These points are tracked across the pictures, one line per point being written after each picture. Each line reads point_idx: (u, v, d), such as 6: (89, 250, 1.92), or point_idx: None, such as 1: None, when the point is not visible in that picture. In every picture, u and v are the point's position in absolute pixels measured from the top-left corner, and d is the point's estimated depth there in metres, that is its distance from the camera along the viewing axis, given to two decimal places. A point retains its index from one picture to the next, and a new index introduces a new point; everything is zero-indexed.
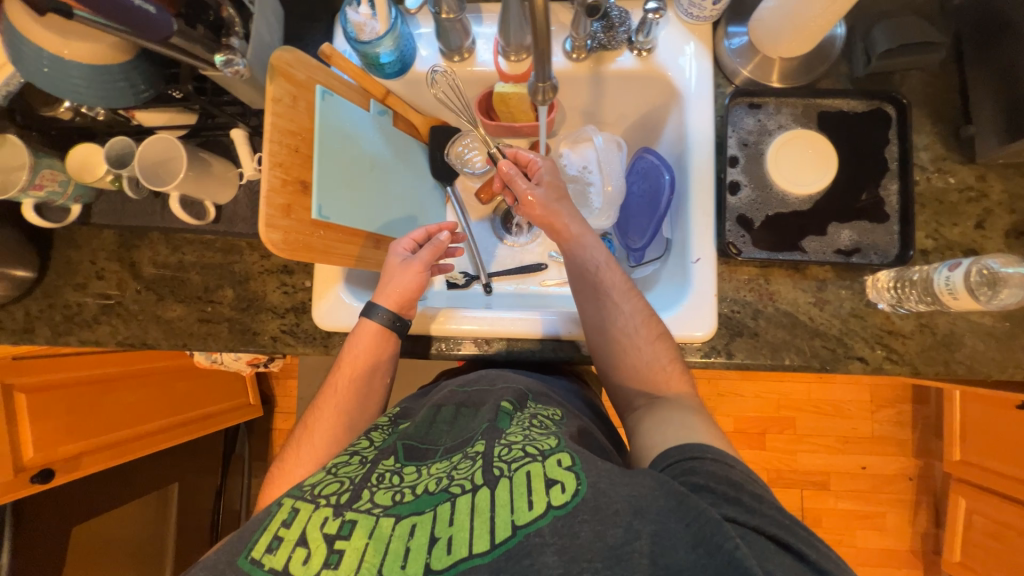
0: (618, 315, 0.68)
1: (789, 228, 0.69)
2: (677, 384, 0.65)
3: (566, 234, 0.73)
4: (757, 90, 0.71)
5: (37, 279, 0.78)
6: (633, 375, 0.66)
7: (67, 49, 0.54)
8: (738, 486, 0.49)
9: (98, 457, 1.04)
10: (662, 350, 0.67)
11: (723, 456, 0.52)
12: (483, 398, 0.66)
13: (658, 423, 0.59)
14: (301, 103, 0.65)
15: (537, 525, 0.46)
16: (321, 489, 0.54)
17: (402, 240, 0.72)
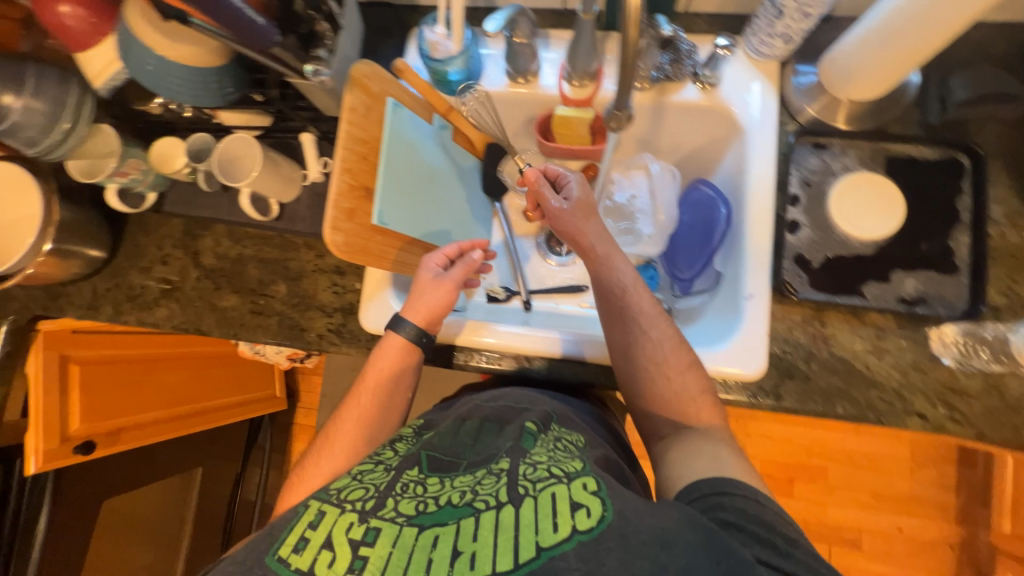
0: (646, 342, 0.64)
1: (849, 272, 0.67)
2: (709, 415, 0.62)
3: (593, 254, 0.69)
4: (823, 130, 0.70)
5: (107, 259, 0.82)
6: (662, 404, 0.63)
7: (171, 51, 0.58)
8: (770, 527, 0.49)
9: (136, 434, 1.07)
10: (693, 380, 0.63)
11: (754, 494, 0.52)
12: (508, 415, 0.65)
13: (688, 453, 0.59)
14: (373, 113, 0.67)
15: (562, 549, 0.44)
16: (346, 494, 0.53)
17: (434, 256, 0.69)
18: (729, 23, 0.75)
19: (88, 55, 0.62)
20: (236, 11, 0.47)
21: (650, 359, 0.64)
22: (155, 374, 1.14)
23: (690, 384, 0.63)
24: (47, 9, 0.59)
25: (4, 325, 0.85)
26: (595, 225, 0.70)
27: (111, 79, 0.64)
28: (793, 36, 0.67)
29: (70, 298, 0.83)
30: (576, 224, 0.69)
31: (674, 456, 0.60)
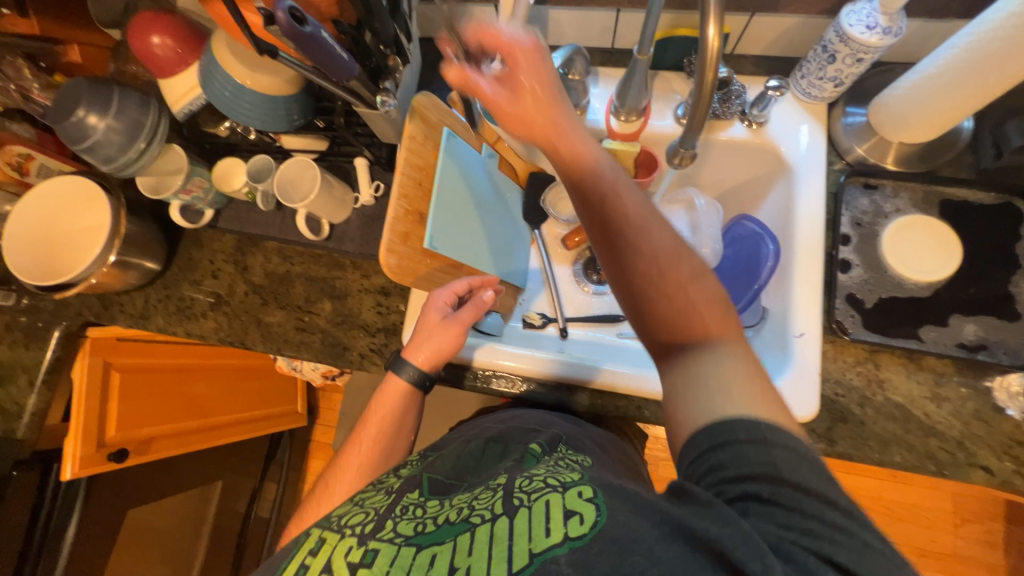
0: (633, 247, 0.49)
1: (905, 315, 0.65)
2: (723, 330, 0.47)
3: (558, 148, 0.52)
4: (873, 170, 0.70)
5: (162, 271, 0.85)
6: (662, 321, 0.48)
7: (251, 80, 0.62)
8: (781, 482, 0.37)
9: (165, 444, 1.08)
10: (698, 289, 0.48)
11: (761, 433, 0.39)
12: (513, 439, 0.65)
13: (691, 390, 0.44)
14: (430, 142, 0.70)
15: (553, 554, 0.38)
16: (347, 519, 0.49)
17: (441, 293, 0.66)
18: (776, 66, 0.77)
19: (171, 82, 0.66)
20: (330, 49, 0.50)
21: (637, 267, 0.49)
22: (187, 384, 1.15)
23: (694, 292, 0.48)
24: (139, 39, 0.63)
25: (57, 330, 0.87)
26: (560, 106, 0.52)
27: (189, 104, 0.67)
28: (844, 80, 0.68)
29: (122, 306, 0.85)
30: (531, 107, 0.51)
31: (679, 389, 0.46)
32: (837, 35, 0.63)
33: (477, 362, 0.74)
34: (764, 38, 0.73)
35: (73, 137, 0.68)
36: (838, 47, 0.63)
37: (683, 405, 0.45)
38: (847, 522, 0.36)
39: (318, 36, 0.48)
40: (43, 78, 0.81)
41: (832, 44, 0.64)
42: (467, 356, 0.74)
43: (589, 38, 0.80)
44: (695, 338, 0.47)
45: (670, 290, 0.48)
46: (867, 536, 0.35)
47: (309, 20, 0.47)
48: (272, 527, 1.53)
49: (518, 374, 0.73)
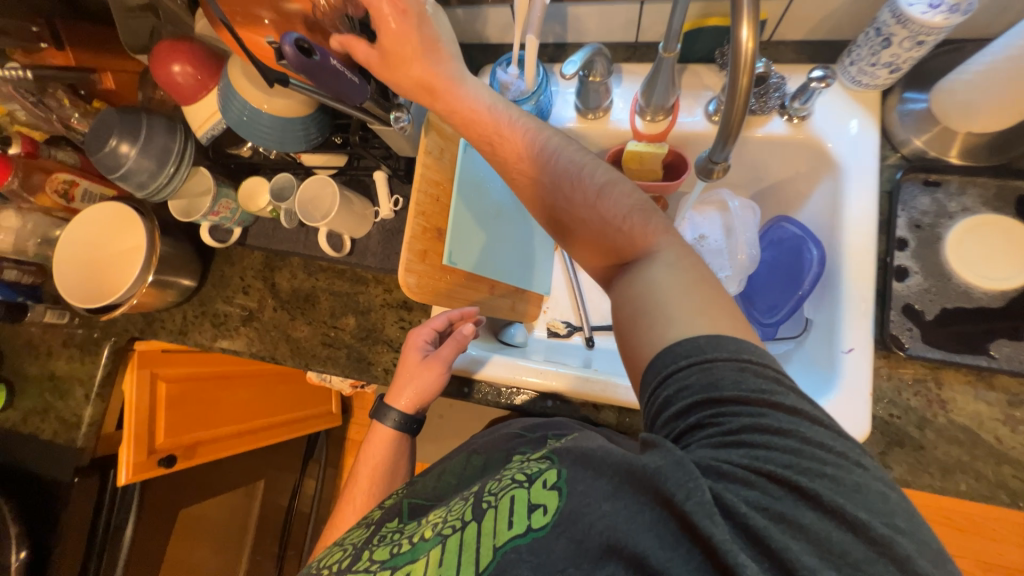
0: (549, 186, 0.52)
1: (973, 328, 0.59)
2: (650, 236, 0.49)
3: (465, 112, 0.55)
4: (937, 165, 0.63)
5: (197, 288, 0.88)
6: (597, 251, 0.51)
7: (267, 104, 0.62)
8: (719, 402, 0.38)
9: (210, 448, 1.14)
10: (611, 208, 0.50)
11: (701, 353, 0.40)
12: (497, 448, 0.65)
13: (640, 319, 0.45)
14: (446, 155, 0.69)
15: (514, 544, 0.40)
16: (326, 559, 0.54)
17: (421, 332, 0.68)
18: (820, 51, 0.70)
19: (194, 109, 0.68)
20: (339, 73, 0.49)
21: (555, 209, 0.53)
22: (228, 390, 1.21)
23: (613, 211, 0.50)
24: (161, 69, 0.64)
25: (108, 344, 0.93)
26: (451, 65, 0.55)
27: (211, 129, 0.68)
28: (901, 65, 0.60)
29: (163, 323, 0.89)
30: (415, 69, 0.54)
31: (630, 317, 0.46)
32: (893, 16, 0.56)
33: (499, 378, 0.72)
34: (806, 22, 0.66)
35: (108, 167, 0.71)
36: (894, 31, 0.56)
37: (634, 332, 0.45)
38: (781, 428, 0.37)
39: (327, 64, 0.47)
40: (82, 106, 0.86)
41: (887, 26, 0.57)
42: (489, 373, 0.73)
43: (611, 34, 0.76)
44: (628, 256, 0.49)
45: (588, 217, 0.51)
46: (803, 435, 0.36)
47: (316, 49, 0.46)
48: (312, 521, 1.60)
49: (540, 390, 0.72)
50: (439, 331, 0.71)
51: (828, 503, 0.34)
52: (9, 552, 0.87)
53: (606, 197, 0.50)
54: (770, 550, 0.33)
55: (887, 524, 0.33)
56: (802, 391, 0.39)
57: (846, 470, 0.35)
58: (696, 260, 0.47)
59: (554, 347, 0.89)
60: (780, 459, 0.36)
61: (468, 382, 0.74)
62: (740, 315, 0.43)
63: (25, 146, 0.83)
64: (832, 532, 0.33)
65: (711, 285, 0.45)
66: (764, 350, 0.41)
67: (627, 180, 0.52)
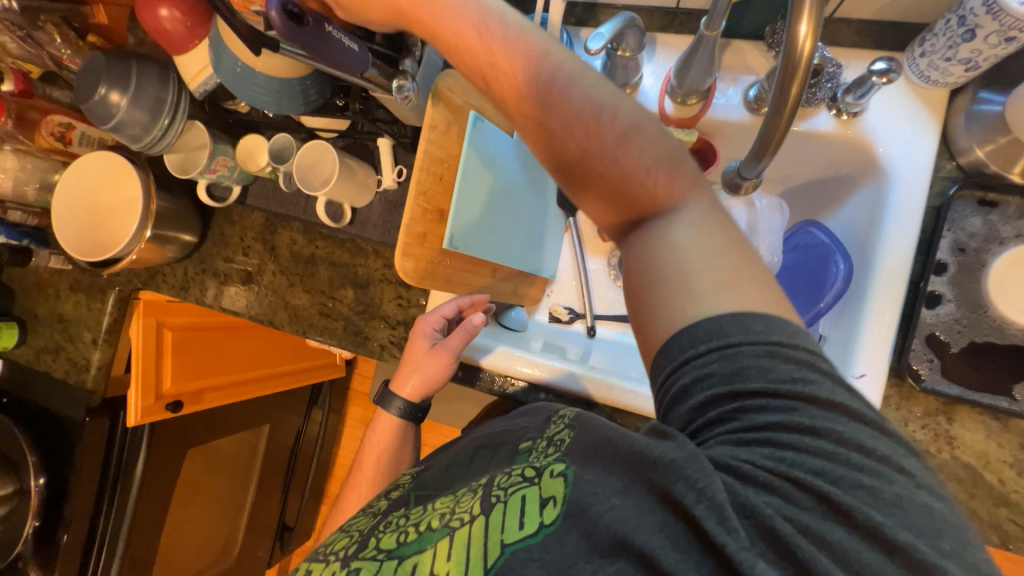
0: (557, 134, 0.41)
1: (1000, 365, 0.55)
2: (678, 188, 0.40)
3: (475, 53, 0.43)
4: (997, 183, 0.56)
5: (197, 245, 0.87)
6: (612, 202, 0.42)
7: (259, 62, 0.56)
8: (743, 394, 0.35)
9: (216, 395, 1.18)
10: (631, 154, 0.40)
11: (724, 336, 0.36)
12: (505, 437, 0.57)
13: (659, 295, 0.39)
14: (453, 129, 0.63)
15: (524, 543, 0.39)
16: (333, 546, 0.54)
17: (431, 319, 0.67)
18: (887, 35, 0.61)
19: (185, 59, 0.63)
20: (337, 42, 0.45)
21: (562, 160, 0.42)
22: (233, 341, 1.24)
23: (635, 160, 0.40)
24: (147, 12, 0.59)
25: (113, 293, 0.93)
26: None
27: (204, 83, 0.64)
28: (980, 63, 0.52)
29: (165, 278, 0.89)
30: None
31: (647, 293, 0.40)
32: (983, 4, 0.47)
33: (496, 367, 0.71)
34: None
35: (100, 117, 0.67)
36: (981, 22, 0.48)
37: (655, 312, 0.39)
38: (812, 425, 0.33)
39: (321, 29, 0.44)
40: (74, 42, 0.79)
41: (974, 15, 0.49)
42: (487, 362, 0.72)
43: None
44: (649, 211, 0.41)
45: (604, 169, 0.41)
46: (835, 433, 0.33)
47: (308, 14, 0.43)
48: (315, 462, 1.70)
49: (533, 382, 0.71)
50: (448, 319, 0.69)
51: (859, 515, 0.31)
52: (28, 477, 0.93)
53: (627, 144, 0.40)
54: (794, 558, 0.31)
55: (933, 547, 0.30)
56: (836, 377, 0.35)
57: (885, 478, 0.32)
58: (727, 216, 0.41)
59: (554, 332, 0.86)
60: (809, 463, 0.32)
61: (464, 367, 0.74)
62: (771, 283, 0.38)
63: (18, 83, 0.79)
64: (863, 551, 0.30)
65: (744, 250, 0.39)
66: (796, 328, 0.36)
67: (651, 116, 0.42)
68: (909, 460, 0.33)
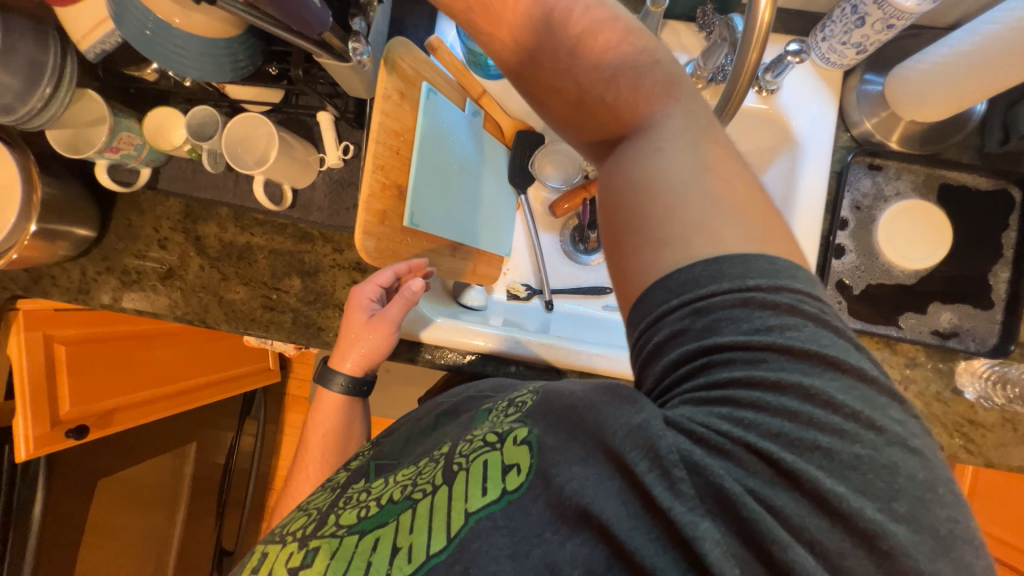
0: (520, 51, 0.48)
1: (888, 302, 0.67)
2: (647, 103, 0.43)
3: None
4: (881, 150, 0.67)
5: (96, 239, 0.74)
6: (581, 118, 0.47)
7: (179, 18, 0.49)
8: (712, 345, 0.36)
9: (129, 414, 1.03)
10: (585, 67, 0.45)
11: (695, 288, 0.37)
12: (465, 403, 0.60)
13: (630, 236, 0.42)
14: (407, 100, 0.61)
15: (488, 511, 0.40)
16: (290, 527, 0.52)
17: (365, 289, 0.63)
18: (794, 22, 0.69)
19: (76, 12, 0.54)
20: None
21: (528, 78, 0.49)
22: (147, 350, 1.09)
23: (591, 72, 0.45)
24: None
25: None
26: None
27: (100, 42, 0.56)
28: (867, 46, 0.62)
29: (55, 280, 0.75)
30: None
31: (616, 218, 0.43)
32: None
33: (459, 344, 0.72)
34: None
35: None
36: (870, 10, 0.56)
37: (624, 231, 0.42)
38: (778, 379, 0.35)
39: None
40: None
41: (863, 5, 0.57)
42: (453, 339, 0.72)
43: None
44: (617, 127, 0.45)
45: (563, 83, 0.47)
46: (803, 390, 0.34)
47: None
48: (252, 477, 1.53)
49: (501, 354, 0.72)
50: (385, 288, 0.65)
51: (804, 476, 0.32)
52: None
53: (585, 54, 0.45)
54: (739, 517, 0.32)
55: (882, 511, 0.32)
56: (820, 322, 0.36)
57: (849, 436, 0.33)
58: (702, 132, 0.42)
59: (514, 309, 0.87)
60: (766, 424, 0.34)
61: (430, 348, 0.73)
62: (749, 217, 0.39)
63: None
64: (807, 517, 0.32)
65: (717, 172, 0.40)
66: (780, 270, 0.37)
67: (619, 19, 0.45)
68: (883, 413, 0.34)
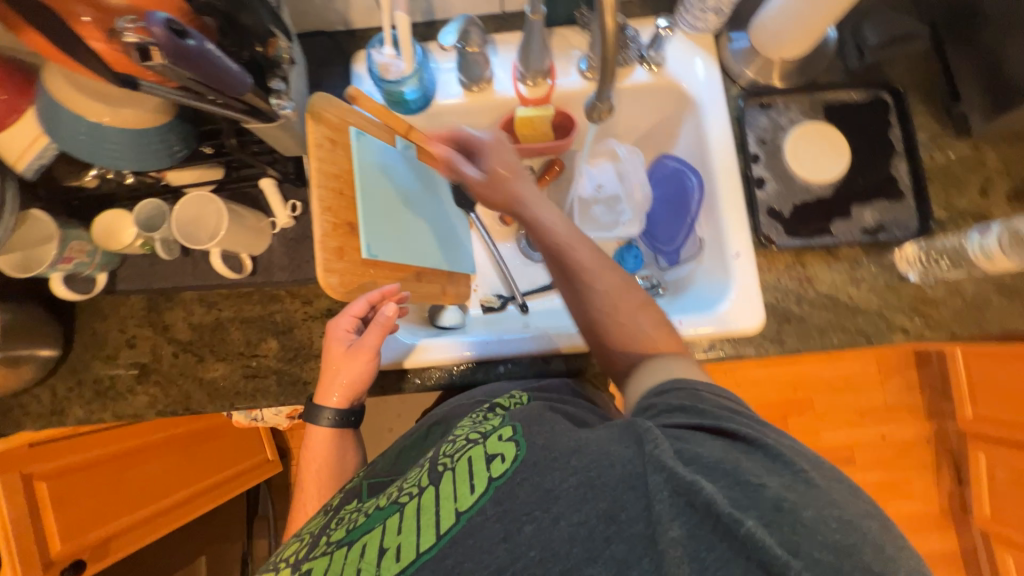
0: (555, 249, 0.63)
1: (816, 215, 0.73)
2: (666, 343, 0.60)
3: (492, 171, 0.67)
4: (764, 91, 0.76)
5: (62, 356, 0.73)
6: (626, 351, 0.61)
7: (109, 116, 0.53)
8: (691, 399, 0.50)
9: (130, 537, 1.00)
10: (637, 320, 0.61)
11: (682, 386, 0.52)
12: (452, 413, 0.66)
13: (640, 377, 0.57)
14: (340, 146, 0.65)
15: (478, 506, 0.42)
16: (284, 553, 0.52)
17: (341, 321, 0.65)
18: (660, 5, 0.79)
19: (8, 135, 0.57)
20: (219, 63, 0.45)
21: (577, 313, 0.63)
22: (138, 467, 1.03)
23: (616, 304, 0.61)
24: None
25: None
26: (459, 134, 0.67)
27: (38, 157, 0.59)
28: (723, 8, 0.71)
29: (25, 408, 0.73)
30: None
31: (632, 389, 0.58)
32: None
33: (442, 360, 0.73)
34: None
35: None
36: None
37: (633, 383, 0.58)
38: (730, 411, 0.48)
39: (206, 50, 0.43)
40: None
41: None
42: (436, 356, 0.73)
43: (477, 5, 0.77)
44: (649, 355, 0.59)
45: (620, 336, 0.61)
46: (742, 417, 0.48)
47: (191, 33, 0.42)
48: None
49: (487, 359, 0.74)
50: (362, 317, 0.67)
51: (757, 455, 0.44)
52: None
53: (642, 315, 0.61)
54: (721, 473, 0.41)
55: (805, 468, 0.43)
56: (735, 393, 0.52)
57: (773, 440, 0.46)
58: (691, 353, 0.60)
59: (491, 321, 0.90)
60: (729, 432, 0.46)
61: (418, 373, 0.75)
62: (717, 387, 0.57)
63: None
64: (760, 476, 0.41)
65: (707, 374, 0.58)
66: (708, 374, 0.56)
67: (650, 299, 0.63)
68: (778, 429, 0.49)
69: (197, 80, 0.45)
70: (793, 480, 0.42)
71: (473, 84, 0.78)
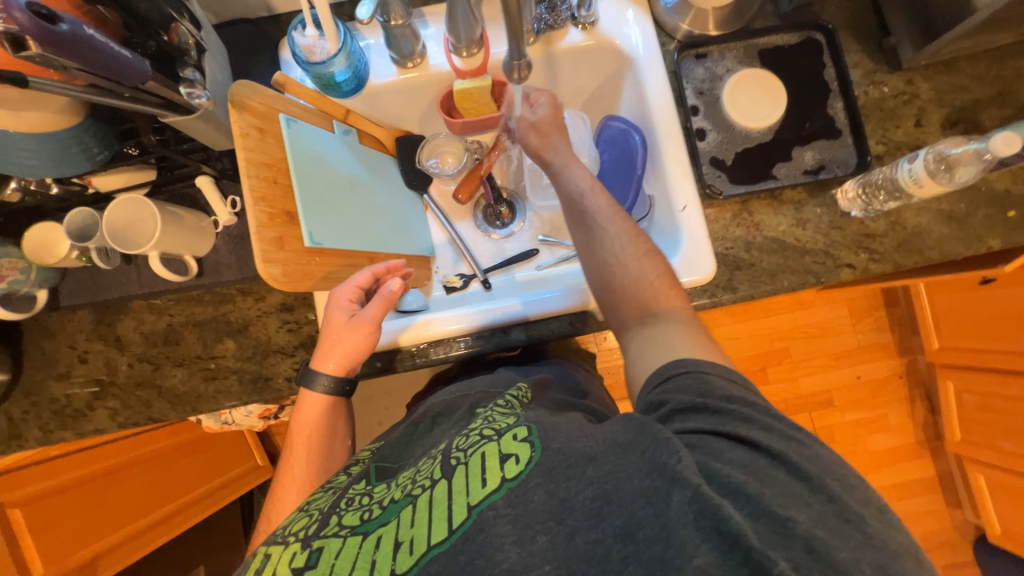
0: (575, 195, 0.68)
1: (758, 161, 0.73)
2: (668, 296, 0.62)
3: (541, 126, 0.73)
4: (700, 41, 0.76)
5: (13, 379, 0.72)
6: (629, 298, 0.62)
7: (12, 121, 0.51)
8: (708, 394, 0.49)
9: (115, 555, 0.98)
10: (644, 267, 0.63)
11: (694, 365, 0.52)
12: (457, 402, 0.68)
13: (647, 347, 0.58)
14: (270, 135, 0.63)
15: (490, 501, 0.45)
16: (291, 527, 0.52)
17: (344, 291, 0.66)
18: None
19: None
20: (104, 48, 0.42)
21: (587, 254, 0.66)
22: (119, 485, 1.02)
23: (624, 248, 0.64)
24: None
25: None
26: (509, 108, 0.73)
27: None
28: None
29: None
30: None
31: (638, 354, 0.59)
32: None
33: (406, 340, 0.74)
34: None
35: None
36: None
37: (639, 342, 0.60)
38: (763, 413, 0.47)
39: (83, 34, 0.41)
40: None
41: None
42: (400, 339, 0.74)
43: None
44: (651, 305, 0.61)
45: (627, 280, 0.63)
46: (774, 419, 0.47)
47: (61, 16, 0.40)
48: None
49: (463, 333, 0.75)
50: (364, 288, 0.69)
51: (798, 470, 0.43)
52: None
53: (650, 262, 0.63)
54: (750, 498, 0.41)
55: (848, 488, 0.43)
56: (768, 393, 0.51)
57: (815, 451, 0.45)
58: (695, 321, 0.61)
59: (454, 301, 0.89)
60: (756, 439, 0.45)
61: (382, 356, 0.76)
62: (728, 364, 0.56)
63: None
64: (794, 502, 0.42)
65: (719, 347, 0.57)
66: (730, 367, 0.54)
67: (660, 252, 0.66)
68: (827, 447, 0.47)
69: (86, 67, 0.43)
70: (834, 515, 0.41)
71: (406, 60, 0.77)
